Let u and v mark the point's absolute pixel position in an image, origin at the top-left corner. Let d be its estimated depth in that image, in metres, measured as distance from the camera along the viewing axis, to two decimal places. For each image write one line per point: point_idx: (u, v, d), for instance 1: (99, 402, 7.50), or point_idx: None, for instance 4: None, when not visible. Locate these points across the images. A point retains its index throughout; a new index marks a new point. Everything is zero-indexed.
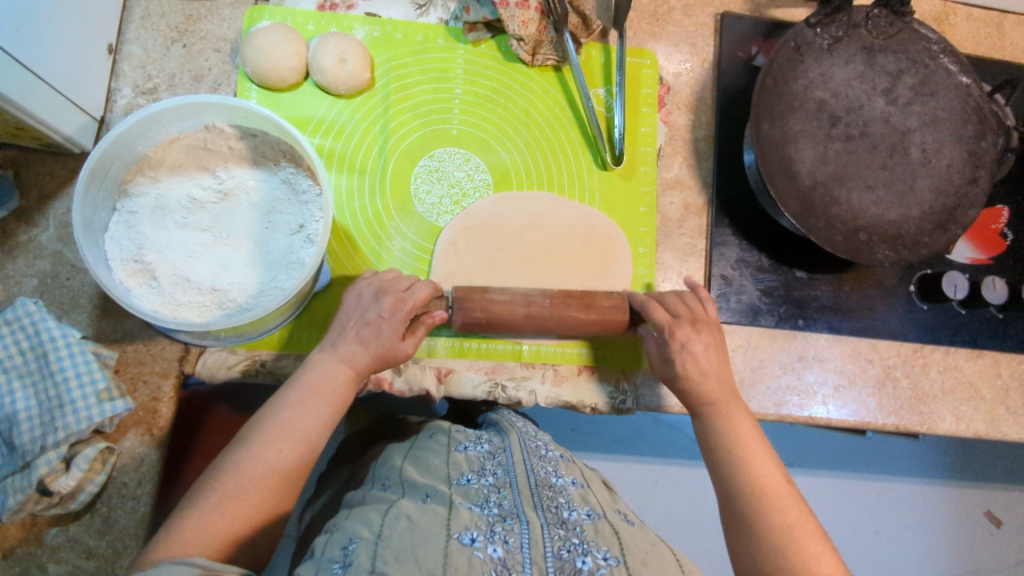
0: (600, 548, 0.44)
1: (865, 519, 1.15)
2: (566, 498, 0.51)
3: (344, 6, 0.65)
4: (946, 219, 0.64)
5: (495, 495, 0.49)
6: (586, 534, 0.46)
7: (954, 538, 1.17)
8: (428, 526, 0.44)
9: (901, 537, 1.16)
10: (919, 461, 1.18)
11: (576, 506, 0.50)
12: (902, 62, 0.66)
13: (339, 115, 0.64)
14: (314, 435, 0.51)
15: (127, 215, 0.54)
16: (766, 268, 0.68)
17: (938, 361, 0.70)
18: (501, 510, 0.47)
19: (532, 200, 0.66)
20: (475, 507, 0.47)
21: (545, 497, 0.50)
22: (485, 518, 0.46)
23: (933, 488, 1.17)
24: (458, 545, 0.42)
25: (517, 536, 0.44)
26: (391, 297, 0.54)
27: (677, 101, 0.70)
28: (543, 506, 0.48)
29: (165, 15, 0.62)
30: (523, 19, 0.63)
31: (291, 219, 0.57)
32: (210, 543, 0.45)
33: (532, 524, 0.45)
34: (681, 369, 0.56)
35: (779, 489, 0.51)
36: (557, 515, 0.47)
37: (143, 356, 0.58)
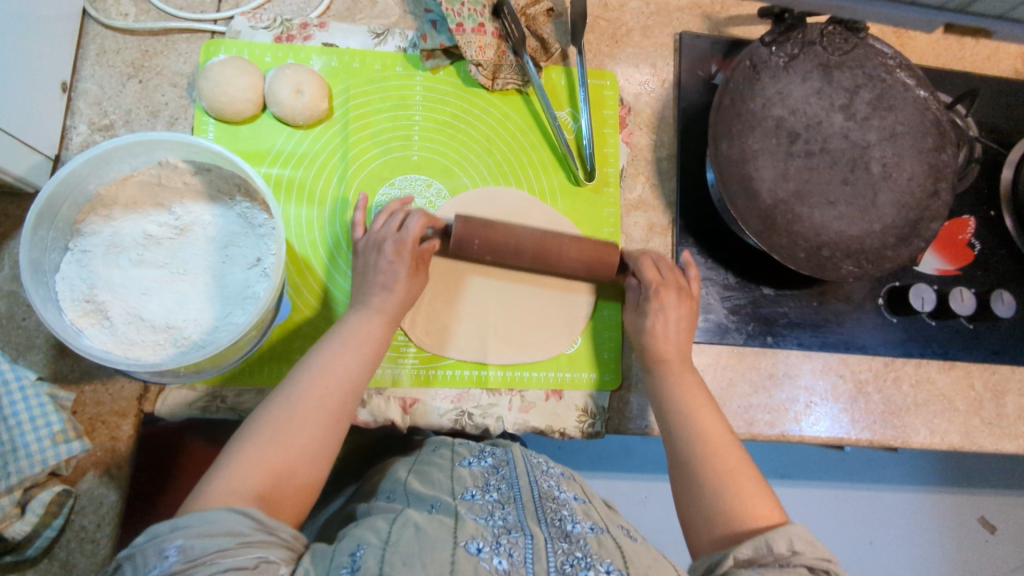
0: (603, 561, 0.43)
1: (858, 529, 1.14)
2: (570, 511, 0.49)
3: (301, 38, 0.65)
4: (909, 232, 0.64)
5: (500, 510, 0.48)
6: (590, 547, 0.44)
7: (949, 546, 1.16)
8: (435, 533, 0.43)
9: (895, 546, 1.15)
10: (910, 468, 1.17)
11: (580, 520, 0.48)
12: (858, 78, 0.66)
13: (297, 146, 0.63)
14: (358, 375, 0.52)
15: (79, 254, 0.53)
16: (733, 286, 0.68)
17: (910, 374, 0.70)
18: (507, 521, 0.46)
19: (505, 195, 0.66)
20: (480, 518, 0.46)
21: (548, 511, 0.48)
22: (490, 530, 0.45)
23: (923, 495, 1.16)
24: (464, 555, 0.41)
25: (522, 550, 0.42)
26: (391, 242, 0.57)
27: (639, 121, 0.70)
28: (547, 521, 0.47)
29: (120, 51, 0.62)
30: (480, 45, 0.63)
31: (248, 253, 0.56)
32: (262, 474, 0.45)
33: (536, 538, 0.44)
34: (648, 326, 0.60)
35: (731, 461, 0.53)
36: (561, 529, 0.46)
37: (101, 396, 0.57)
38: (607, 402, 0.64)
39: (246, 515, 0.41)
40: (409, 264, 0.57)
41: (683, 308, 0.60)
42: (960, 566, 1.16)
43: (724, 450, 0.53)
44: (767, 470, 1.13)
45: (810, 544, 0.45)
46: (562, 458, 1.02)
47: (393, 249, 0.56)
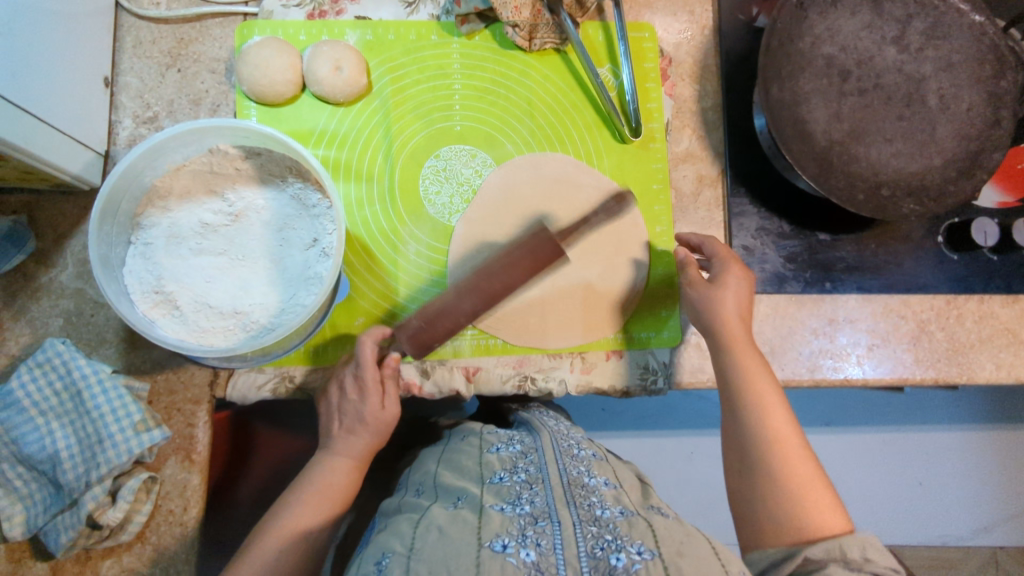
0: (634, 542, 0.44)
1: (906, 471, 1.14)
2: (598, 497, 0.50)
3: (333, 12, 0.64)
4: (971, 164, 0.62)
5: (527, 492, 0.50)
6: (620, 529, 0.45)
7: (1000, 483, 1.15)
8: (459, 535, 0.44)
9: (945, 486, 1.15)
10: (960, 408, 1.15)
11: (609, 505, 0.49)
12: (909, 7, 0.64)
13: (340, 124, 0.63)
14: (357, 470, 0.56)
15: (142, 247, 0.54)
16: (788, 234, 0.67)
17: (973, 310, 0.69)
18: (534, 508, 0.48)
19: (551, 160, 0.66)
20: (506, 508, 0.47)
21: (577, 495, 0.49)
22: (516, 521, 0.46)
23: (974, 434, 1.15)
24: (489, 553, 0.42)
25: (549, 538, 0.44)
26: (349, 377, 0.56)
27: (681, 71, 0.69)
28: (576, 504, 0.48)
29: (156, 41, 0.62)
30: (516, 5, 0.61)
31: (305, 235, 0.56)
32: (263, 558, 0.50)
33: (564, 524, 0.45)
34: (722, 301, 0.57)
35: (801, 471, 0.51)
36: (590, 513, 0.47)
37: (174, 384, 0.58)
38: (668, 358, 0.64)
39: None
40: (375, 398, 0.56)
41: (743, 279, 0.58)
42: (1013, 501, 1.15)
43: (797, 457, 0.52)
44: (811, 419, 1.13)
45: (881, 553, 0.47)
46: (606, 421, 1.03)
47: (354, 388, 0.56)
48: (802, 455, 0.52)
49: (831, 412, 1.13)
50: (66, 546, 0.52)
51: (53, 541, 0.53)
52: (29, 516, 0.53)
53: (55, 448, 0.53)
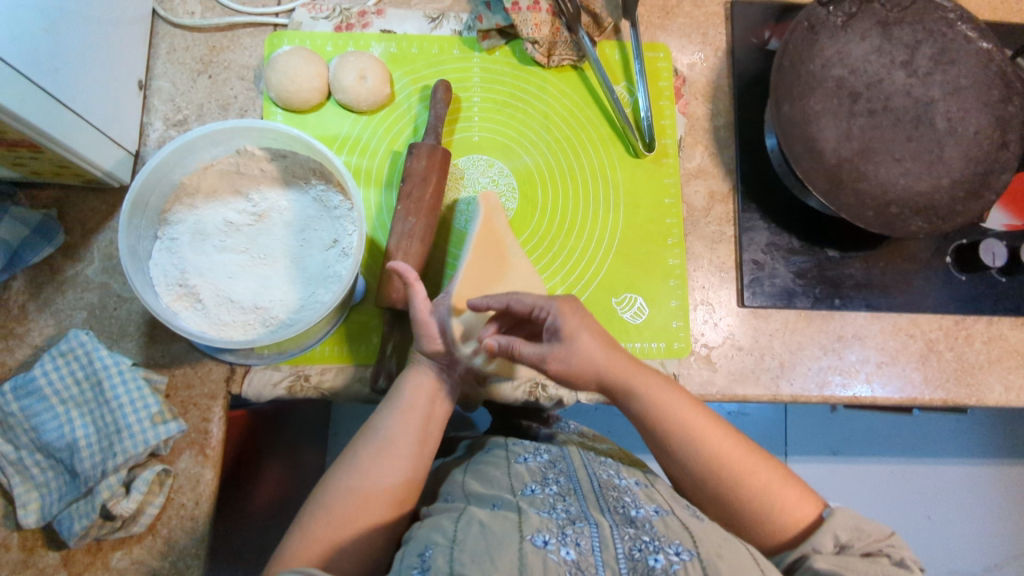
0: (671, 543, 0.46)
1: (914, 502, 1.13)
2: (630, 500, 0.53)
3: (359, 26, 0.67)
4: (980, 185, 0.63)
5: (562, 502, 0.51)
6: (656, 530, 0.48)
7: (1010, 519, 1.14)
8: (499, 529, 0.46)
9: (954, 520, 1.13)
10: (965, 440, 1.15)
11: (643, 505, 0.52)
12: (918, 33, 0.66)
13: (362, 131, 0.65)
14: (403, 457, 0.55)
15: (168, 242, 0.56)
16: (798, 250, 0.68)
17: (982, 332, 0.69)
18: (570, 513, 0.49)
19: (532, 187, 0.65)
20: (543, 512, 0.49)
21: (610, 500, 0.52)
22: (554, 521, 0.48)
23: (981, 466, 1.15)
24: (532, 547, 0.44)
25: (588, 539, 0.46)
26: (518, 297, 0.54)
27: (694, 90, 0.70)
28: (610, 509, 0.51)
29: (189, 49, 0.65)
30: (536, 22, 0.65)
31: (325, 235, 0.58)
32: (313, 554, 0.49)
33: (601, 526, 0.48)
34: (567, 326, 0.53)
35: (760, 475, 0.54)
36: (625, 516, 0.50)
37: (191, 378, 0.59)
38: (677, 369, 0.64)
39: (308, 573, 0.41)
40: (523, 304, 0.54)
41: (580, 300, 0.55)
42: None
43: (750, 466, 0.55)
44: (819, 447, 1.14)
45: (854, 531, 0.51)
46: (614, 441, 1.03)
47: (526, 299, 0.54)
48: (747, 462, 0.55)
49: (837, 441, 1.14)
50: (79, 534, 0.53)
51: (67, 528, 0.53)
52: (43, 504, 0.54)
53: (74, 437, 0.54)
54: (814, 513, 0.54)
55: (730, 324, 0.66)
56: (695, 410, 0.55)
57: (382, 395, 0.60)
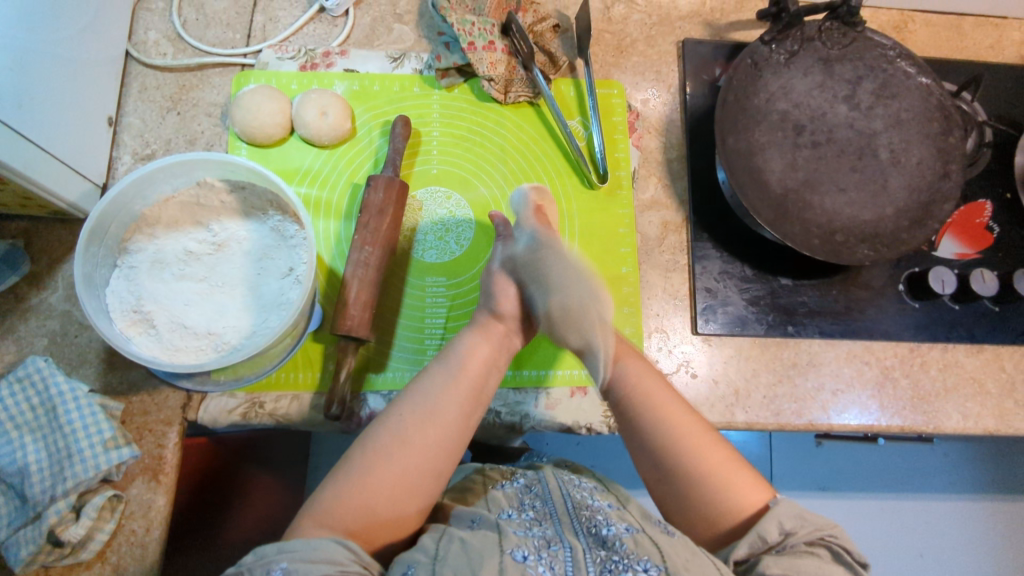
0: (640, 561, 0.48)
1: (887, 531, 1.19)
2: (603, 515, 0.54)
3: (324, 65, 0.69)
4: (922, 215, 0.65)
5: (538, 525, 0.53)
6: (627, 548, 0.49)
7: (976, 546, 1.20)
8: (480, 546, 0.49)
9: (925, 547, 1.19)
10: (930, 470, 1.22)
11: (614, 522, 0.53)
12: (859, 69, 0.68)
13: (323, 165, 0.67)
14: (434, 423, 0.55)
15: (127, 270, 0.57)
16: (750, 278, 0.69)
17: (937, 359, 0.70)
18: (545, 533, 0.52)
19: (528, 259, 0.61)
20: (520, 531, 0.51)
21: (584, 519, 0.54)
22: (531, 541, 0.50)
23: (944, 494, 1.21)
24: (511, 562, 0.47)
25: (563, 562, 0.49)
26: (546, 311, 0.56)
27: (647, 125, 0.73)
28: (584, 531, 0.52)
29: (160, 87, 0.68)
30: (491, 61, 0.68)
31: (282, 263, 0.60)
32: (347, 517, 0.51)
33: (575, 549, 0.50)
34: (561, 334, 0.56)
35: (715, 458, 0.57)
36: (598, 536, 0.51)
37: (148, 406, 0.60)
38: None
39: (344, 547, 0.46)
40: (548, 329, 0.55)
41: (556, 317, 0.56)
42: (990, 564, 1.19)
43: (707, 446, 0.57)
44: (806, 483, 1.20)
45: (798, 520, 0.52)
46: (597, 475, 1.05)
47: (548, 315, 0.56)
48: (705, 443, 0.58)
49: (824, 476, 1.21)
50: (26, 559, 0.53)
51: (13, 555, 0.53)
52: None
53: (25, 462, 0.55)
54: (762, 500, 0.56)
55: (685, 351, 0.67)
56: (665, 391, 0.60)
57: (336, 421, 0.58)
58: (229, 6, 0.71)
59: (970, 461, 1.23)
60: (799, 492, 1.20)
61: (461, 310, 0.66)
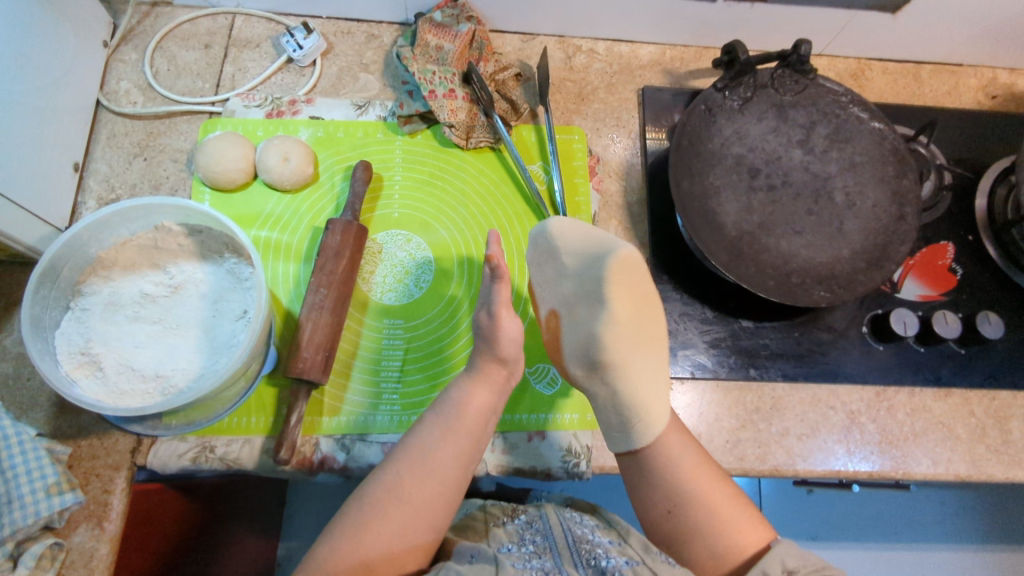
0: None
1: None
2: (604, 550, 0.56)
3: (289, 113, 0.71)
4: (879, 257, 0.65)
5: (536, 558, 0.55)
6: None
7: None
8: None
9: None
10: (925, 521, 1.18)
11: (614, 556, 0.54)
12: (813, 115, 0.70)
13: (285, 209, 0.68)
14: (445, 464, 0.55)
15: (79, 312, 0.57)
16: (711, 320, 0.69)
17: (905, 403, 0.69)
18: (543, 566, 0.54)
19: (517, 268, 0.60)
20: (518, 563, 0.53)
21: (583, 553, 0.55)
22: (529, 572, 0.52)
23: (940, 546, 1.17)
24: None
25: None
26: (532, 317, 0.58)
27: (608, 169, 0.74)
28: (583, 564, 0.54)
29: (128, 134, 0.69)
30: (452, 108, 0.70)
31: (236, 306, 0.60)
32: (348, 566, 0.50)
33: None
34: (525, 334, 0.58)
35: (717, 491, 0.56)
36: (597, 568, 0.53)
37: (97, 450, 0.60)
38: (591, 441, 0.65)
39: None
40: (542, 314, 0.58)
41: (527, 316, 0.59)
42: None
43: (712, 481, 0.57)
44: (798, 533, 1.17)
45: (802, 558, 0.53)
46: None
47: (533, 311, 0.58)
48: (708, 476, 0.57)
49: (816, 526, 1.18)
50: None
51: None
52: None
53: None
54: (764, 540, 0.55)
55: None
56: (675, 424, 0.59)
57: (284, 468, 0.57)
58: (200, 57, 0.73)
59: (966, 510, 1.19)
60: None
61: (419, 353, 0.65)
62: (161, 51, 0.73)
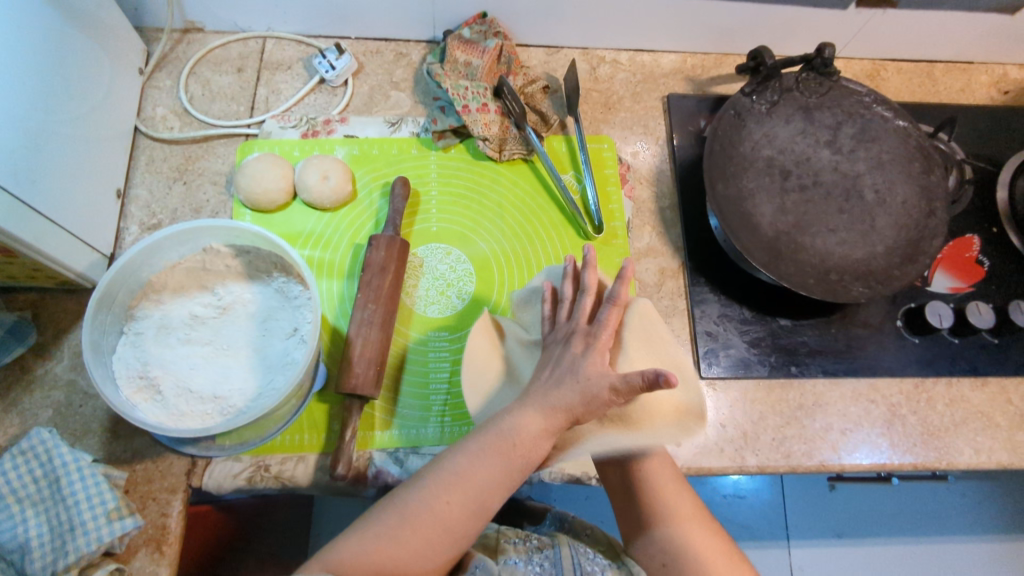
0: None
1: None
2: None
3: (324, 132, 0.72)
4: (913, 251, 0.66)
5: None
6: None
7: None
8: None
9: None
10: (949, 512, 1.19)
11: None
12: (838, 115, 0.71)
13: (325, 227, 0.69)
14: (485, 492, 0.52)
15: (133, 336, 0.58)
16: (749, 320, 0.70)
17: (943, 394, 0.70)
18: None
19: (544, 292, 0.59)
20: None
21: None
22: None
23: (966, 538, 1.18)
24: None
25: None
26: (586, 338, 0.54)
27: (638, 176, 0.75)
28: None
29: (167, 159, 0.70)
30: (485, 122, 0.71)
31: (286, 324, 0.60)
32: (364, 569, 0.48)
33: None
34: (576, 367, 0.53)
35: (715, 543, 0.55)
36: None
37: (152, 474, 0.60)
38: None
39: None
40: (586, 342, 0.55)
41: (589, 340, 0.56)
42: None
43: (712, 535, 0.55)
44: (824, 530, 1.18)
45: None
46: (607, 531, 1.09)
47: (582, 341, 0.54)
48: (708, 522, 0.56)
49: (842, 523, 1.18)
50: None
51: None
52: None
53: (26, 537, 0.54)
54: None
55: None
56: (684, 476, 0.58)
57: (339, 484, 0.58)
58: (234, 81, 0.74)
59: (989, 500, 1.20)
60: (818, 542, 1.17)
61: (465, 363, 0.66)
62: (195, 76, 0.74)
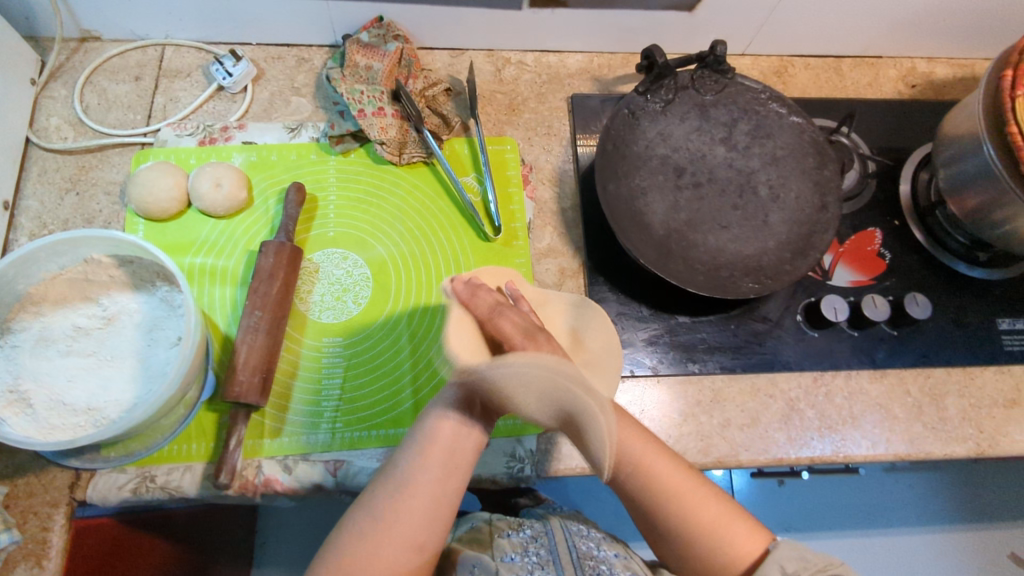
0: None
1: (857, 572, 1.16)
2: (607, 565, 0.61)
3: (222, 139, 0.72)
4: (804, 246, 0.66)
5: (540, 571, 0.58)
6: None
7: None
8: None
9: None
10: (894, 504, 1.20)
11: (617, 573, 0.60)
12: (734, 112, 0.72)
13: (219, 235, 0.68)
14: (435, 489, 0.53)
15: (9, 349, 0.57)
16: (647, 318, 0.70)
17: (841, 387, 0.70)
18: None
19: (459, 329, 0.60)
20: None
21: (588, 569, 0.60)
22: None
23: (910, 529, 1.19)
24: None
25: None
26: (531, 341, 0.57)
27: (541, 176, 0.75)
28: None
29: (59, 169, 0.70)
30: (382, 126, 0.71)
31: (170, 333, 0.60)
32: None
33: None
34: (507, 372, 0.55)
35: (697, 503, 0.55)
36: None
37: (34, 487, 0.59)
38: (534, 445, 0.65)
39: None
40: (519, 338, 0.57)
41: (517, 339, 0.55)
42: None
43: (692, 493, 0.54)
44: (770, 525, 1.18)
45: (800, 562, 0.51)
46: None
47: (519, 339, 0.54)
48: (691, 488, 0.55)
49: (788, 517, 1.19)
50: None
51: None
52: None
53: None
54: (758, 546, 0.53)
55: None
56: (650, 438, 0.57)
57: (222, 493, 0.57)
58: (131, 90, 0.74)
59: (933, 490, 1.21)
60: None
61: (358, 370, 0.66)
62: (91, 85, 0.73)
